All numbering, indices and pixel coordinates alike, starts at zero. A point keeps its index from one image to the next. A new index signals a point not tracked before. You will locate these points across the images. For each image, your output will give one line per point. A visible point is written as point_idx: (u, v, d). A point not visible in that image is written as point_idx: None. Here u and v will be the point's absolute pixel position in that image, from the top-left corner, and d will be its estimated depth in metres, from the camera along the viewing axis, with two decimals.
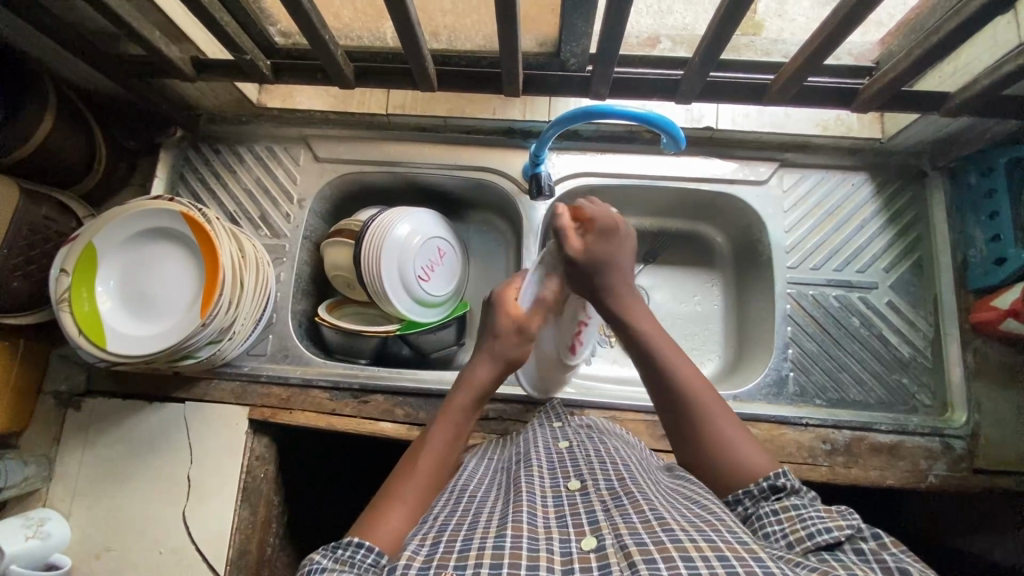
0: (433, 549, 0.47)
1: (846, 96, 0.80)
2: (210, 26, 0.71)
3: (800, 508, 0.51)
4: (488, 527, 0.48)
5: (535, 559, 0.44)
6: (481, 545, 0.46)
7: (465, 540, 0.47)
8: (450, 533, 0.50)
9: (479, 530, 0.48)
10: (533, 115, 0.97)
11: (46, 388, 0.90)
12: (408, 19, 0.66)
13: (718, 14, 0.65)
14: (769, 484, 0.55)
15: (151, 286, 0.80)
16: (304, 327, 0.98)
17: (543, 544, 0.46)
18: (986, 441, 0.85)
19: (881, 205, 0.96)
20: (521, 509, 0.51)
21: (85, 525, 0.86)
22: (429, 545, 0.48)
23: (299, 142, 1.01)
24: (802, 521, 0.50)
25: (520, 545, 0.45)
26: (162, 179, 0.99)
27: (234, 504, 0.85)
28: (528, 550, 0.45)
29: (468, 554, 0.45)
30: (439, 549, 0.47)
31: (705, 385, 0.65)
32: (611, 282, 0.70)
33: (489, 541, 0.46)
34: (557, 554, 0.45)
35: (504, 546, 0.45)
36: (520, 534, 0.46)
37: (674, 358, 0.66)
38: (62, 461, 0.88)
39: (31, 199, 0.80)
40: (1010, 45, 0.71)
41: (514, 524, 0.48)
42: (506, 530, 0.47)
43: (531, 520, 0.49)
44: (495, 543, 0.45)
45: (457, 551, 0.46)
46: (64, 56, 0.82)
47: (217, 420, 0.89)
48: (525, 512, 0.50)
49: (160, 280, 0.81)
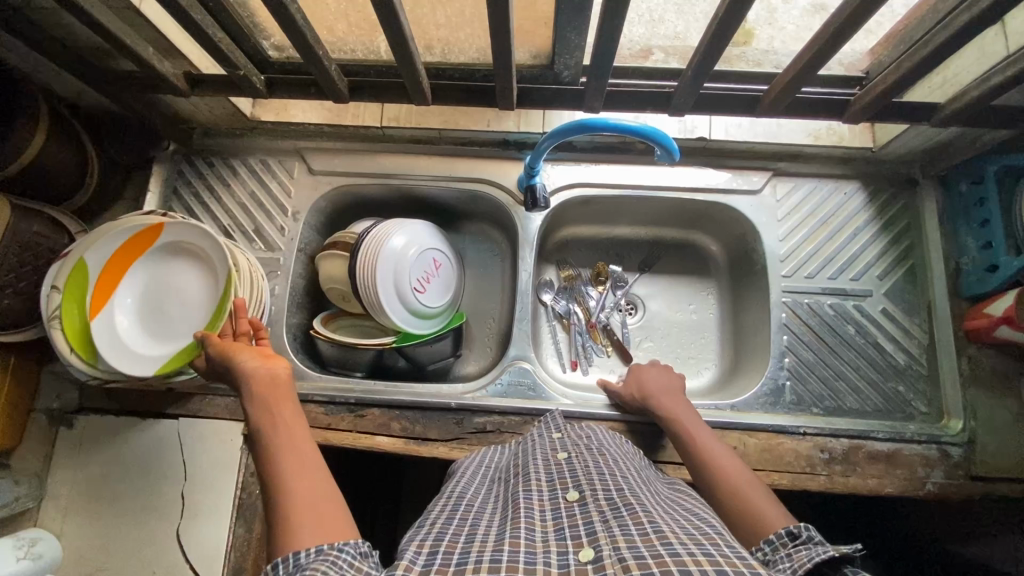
0: (431, 559, 0.46)
1: (838, 106, 0.81)
2: (203, 43, 0.71)
3: (810, 550, 0.49)
4: (485, 541, 0.48)
5: (533, 572, 0.43)
6: (479, 558, 0.45)
7: (462, 552, 0.47)
8: (448, 542, 0.50)
9: (477, 543, 0.48)
10: (527, 126, 0.98)
11: (37, 406, 0.89)
12: (402, 34, 0.66)
13: (710, 30, 0.66)
14: (786, 531, 0.54)
15: (158, 310, 0.82)
16: (299, 341, 0.97)
17: (540, 558, 0.46)
18: (982, 448, 0.85)
19: (874, 214, 0.96)
20: (520, 524, 0.50)
21: (76, 545, 0.84)
22: (427, 554, 0.47)
23: (293, 155, 1.00)
24: (807, 555, 0.48)
25: (516, 559, 0.45)
26: (155, 194, 0.98)
27: (229, 521, 0.84)
28: (525, 563, 0.44)
29: (466, 566, 0.45)
30: (436, 559, 0.46)
31: (739, 471, 0.69)
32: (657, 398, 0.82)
33: (486, 554, 0.46)
34: (555, 567, 0.45)
35: (501, 559, 0.45)
36: (517, 549, 0.46)
37: (721, 457, 0.71)
38: (53, 481, 0.87)
39: (22, 215, 0.79)
40: (998, 56, 0.72)
41: (512, 540, 0.48)
42: (504, 545, 0.47)
43: (529, 535, 0.49)
44: (492, 557, 0.45)
45: (454, 564, 0.45)
46: (55, 71, 0.82)
47: (211, 436, 0.88)
48: (523, 528, 0.50)
49: (168, 314, 0.82)
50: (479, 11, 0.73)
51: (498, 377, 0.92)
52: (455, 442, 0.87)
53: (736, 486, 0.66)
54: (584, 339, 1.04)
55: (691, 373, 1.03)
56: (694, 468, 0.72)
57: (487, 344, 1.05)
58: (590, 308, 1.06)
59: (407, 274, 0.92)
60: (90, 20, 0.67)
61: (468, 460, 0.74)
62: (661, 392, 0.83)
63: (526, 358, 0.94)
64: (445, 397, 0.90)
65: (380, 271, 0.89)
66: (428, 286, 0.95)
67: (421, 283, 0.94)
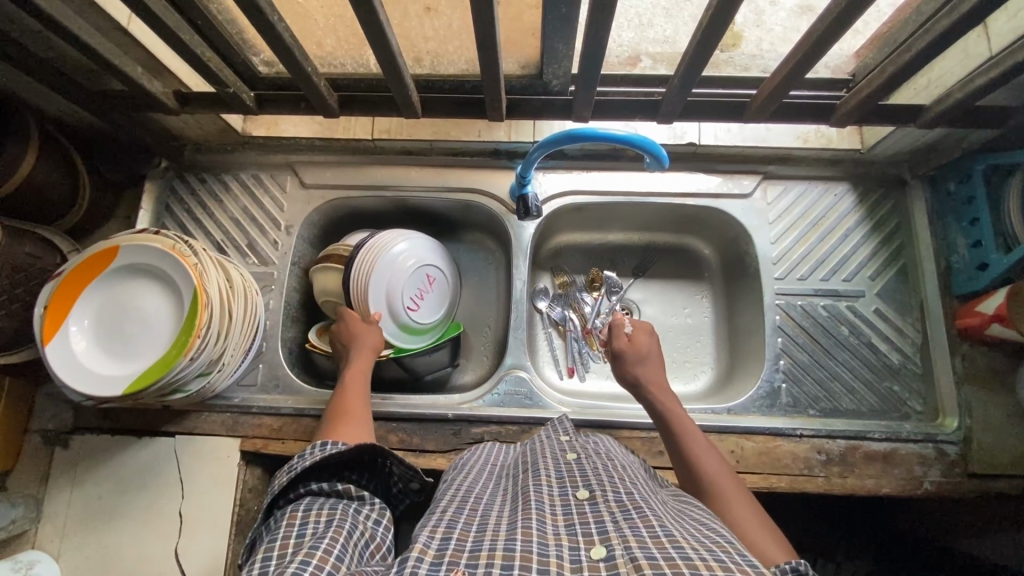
0: (443, 544, 0.48)
1: (825, 111, 0.82)
2: (192, 62, 0.72)
3: None
4: (498, 530, 0.50)
5: (546, 564, 0.44)
6: (492, 546, 0.47)
7: (476, 540, 0.48)
8: (460, 530, 0.51)
9: (487, 533, 0.49)
10: (518, 136, 0.98)
11: (33, 426, 0.89)
12: (389, 49, 0.67)
13: (695, 41, 0.67)
14: (789, 565, 0.49)
15: (124, 336, 0.76)
16: (294, 355, 0.97)
17: (553, 550, 0.46)
18: (980, 446, 0.85)
19: (864, 214, 0.97)
20: (531, 516, 0.51)
21: (73, 566, 0.84)
22: (440, 539, 0.49)
23: (285, 169, 1.01)
24: None
25: (530, 549, 0.46)
26: (149, 211, 0.98)
27: (228, 538, 0.84)
28: (538, 555, 0.45)
29: (479, 553, 0.46)
30: (449, 545, 0.48)
31: (738, 492, 0.65)
32: (653, 377, 0.80)
33: (500, 543, 0.47)
34: (567, 561, 0.45)
35: (515, 548, 0.46)
36: (530, 539, 0.47)
37: (717, 475, 0.67)
38: (50, 501, 0.87)
39: (13, 237, 0.79)
40: (981, 58, 0.73)
41: (525, 530, 0.49)
42: (516, 534, 0.48)
43: (540, 526, 0.49)
44: (506, 545, 0.46)
45: (468, 550, 0.47)
46: (44, 93, 0.82)
47: (208, 452, 0.88)
48: (534, 519, 0.50)
49: (131, 342, 0.76)
50: (465, 23, 0.73)
51: (495, 386, 0.92)
52: (453, 453, 0.87)
53: (732, 514, 0.62)
54: (580, 345, 1.04)
55: (688, 377, 1.03)
56: (686, 482, 0.69)
57: (484, 354, 1.05)
58: (585, 315, 1.07)
59: (402, 289, 0.92)
60: (77, 42, 0.67)
61: (472, 456, 0.74)
62: (652, 382, 0.79)
63: (523, 367, 0.94)
64: (442, 407, 0.90)
65: (377, 279, 0.90)
66: (428, 298, 0.96)
67: (415, 299, 0.94)
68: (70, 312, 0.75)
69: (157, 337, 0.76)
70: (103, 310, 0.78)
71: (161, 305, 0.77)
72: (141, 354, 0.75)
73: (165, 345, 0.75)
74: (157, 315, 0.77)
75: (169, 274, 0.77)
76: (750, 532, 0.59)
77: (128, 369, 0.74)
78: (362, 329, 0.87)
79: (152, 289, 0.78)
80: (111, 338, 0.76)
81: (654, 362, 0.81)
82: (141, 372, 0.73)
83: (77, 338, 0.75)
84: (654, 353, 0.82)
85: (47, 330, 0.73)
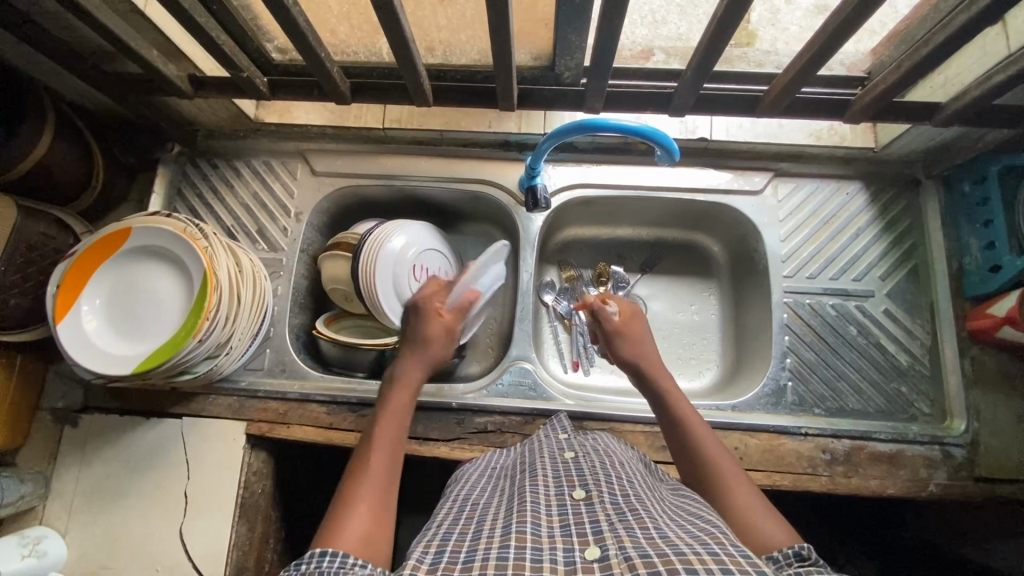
0: (438, 558, 0.48)
1: (838, 106, 0.81)
2: (208, 46, 0.72)
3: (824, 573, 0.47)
4: (493, 536, 0.50)
5: (539, 569, 0.44)
6: (486, 555, 0.47)
7: (470, 550, 0.48)
8: (455, 541, 0.51)
9: (483, 541, 0.49)
10: (529, 128, 0.99)
11: (44, 404, 0.91)
12: (402, 37, 0.67)
13: (708, 33, 0.66)
14: (792, 552, 0.51)
15: (133, 317, 0.77)
16: (301, 342, 0.98)
17: (547, 554, 0.46)
18: (986, 449, 0.85)
19: (876, 214, 0.96)
20: (526, 519, 0.51)
21: (80, 543, 0.85)
22: (434, 552, 0.49)
23: (296, 156, 1.01)
24: None
25: (523, 556, 0.46)
26: (160, 195, 1.00)
27: (232, 520, 0.85)
28: (531, 561, 0.45)
29: (473, 564, 0.46)
30: (443, 558, 0.48)
31: (736, 474, 0.64)
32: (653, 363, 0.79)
33: (494, 550, 0.47)
34: (561, 564, 0.45)
35: (508, 556, 0.46)
36: (523, 545, 0.47)
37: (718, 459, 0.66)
38: (59, 479, 0.88)
39: (28, 215, 0.80)
40: (999, 55, 0.72)
41: (518, 535, 0.49)
42: (510, 540, 0.48)
43: (535, 530, 0.49)
44: (499, 553, 0.46)
45: (461, 561, 0.47)
46: (61, 75, 0.83)
47: (214, 435, 0.88)
48: (528, 522, 0.50)
49: (142, 324, 0.77)
50: (480, 12, 0.73)
51: (499, 377, 0.92)
52: (456, 442, 0.88)
53: (732, 498, 0.61)
54: (585, 339, 1.04)
55: (693, 374, 1.03)
56: (685, 467, 0.68)
57: (488, 346, 1.05)
58: None
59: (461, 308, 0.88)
60: (97, 26, 0.68)
61: (473, 464, 0.74)
62: (646, 361, 0.79)
63: (527, 359, 0.94)
64: (446, 396, 0.90)
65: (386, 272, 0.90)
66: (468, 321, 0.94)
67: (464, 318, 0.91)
68: (82, 291, 0.76)
69: (165, 321, 0.77)
70: (113, 293, 0.78)
71: (171, 288, 0.78)
72: (149, 337, 0.76)
73: (171, 330, 0.76)
74: (166, 299, 0.78)
75: (179, 257, 0.77)
76: (750, 517, 0.58)
77: (135, 349, 0.75)
78: (433, 336, 0.77)
79: (164, 273, 0.79)
80: (120, 320, 0.77)
81: (649, 344, 0.82)
82: (145, 355, 0.74)
83: (86, 318, 0.76)
84: (643, 334, 0.82)
85: (60, 308, 0.74)
